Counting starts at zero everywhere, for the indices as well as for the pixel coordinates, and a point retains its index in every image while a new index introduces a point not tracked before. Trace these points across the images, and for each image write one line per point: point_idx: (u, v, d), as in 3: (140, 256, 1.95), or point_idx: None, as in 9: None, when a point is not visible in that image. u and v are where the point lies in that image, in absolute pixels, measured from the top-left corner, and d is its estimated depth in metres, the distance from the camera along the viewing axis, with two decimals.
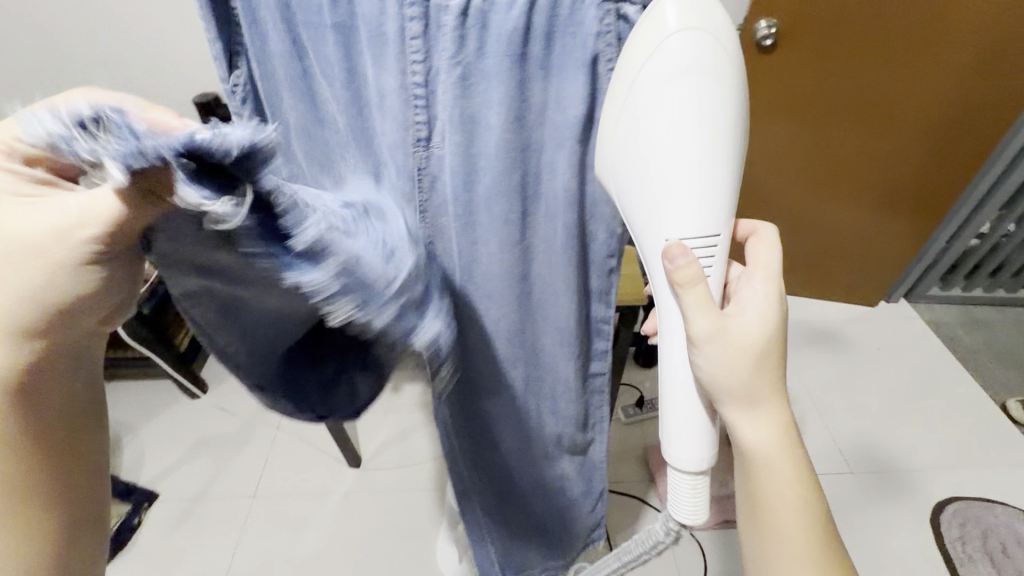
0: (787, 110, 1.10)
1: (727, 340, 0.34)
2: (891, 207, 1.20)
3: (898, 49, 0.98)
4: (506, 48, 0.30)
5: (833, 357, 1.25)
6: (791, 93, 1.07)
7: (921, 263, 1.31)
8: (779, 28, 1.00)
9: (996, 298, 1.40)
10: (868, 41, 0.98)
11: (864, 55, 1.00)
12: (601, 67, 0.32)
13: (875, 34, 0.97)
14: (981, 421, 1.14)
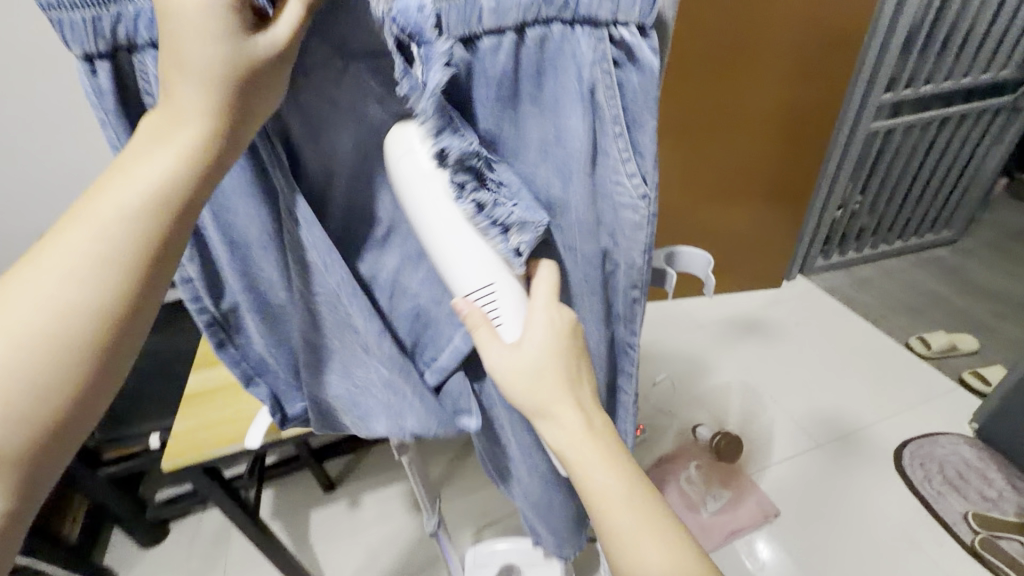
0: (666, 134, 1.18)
1: None
2: (767, 199, 1.34)
3: (739, 65, 1.11)
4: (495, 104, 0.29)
5: (764, 342, 1.34)
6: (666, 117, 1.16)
7: (805, 239, 1.47)
8: None
9: (868, 256, 1.61)
10: (715, 62, 1.09)
11: (715, 75, 1.11)
12: (600, 95, 0.30)
13: (719, 56, 1.09)
14: (898, 365, 1.27)
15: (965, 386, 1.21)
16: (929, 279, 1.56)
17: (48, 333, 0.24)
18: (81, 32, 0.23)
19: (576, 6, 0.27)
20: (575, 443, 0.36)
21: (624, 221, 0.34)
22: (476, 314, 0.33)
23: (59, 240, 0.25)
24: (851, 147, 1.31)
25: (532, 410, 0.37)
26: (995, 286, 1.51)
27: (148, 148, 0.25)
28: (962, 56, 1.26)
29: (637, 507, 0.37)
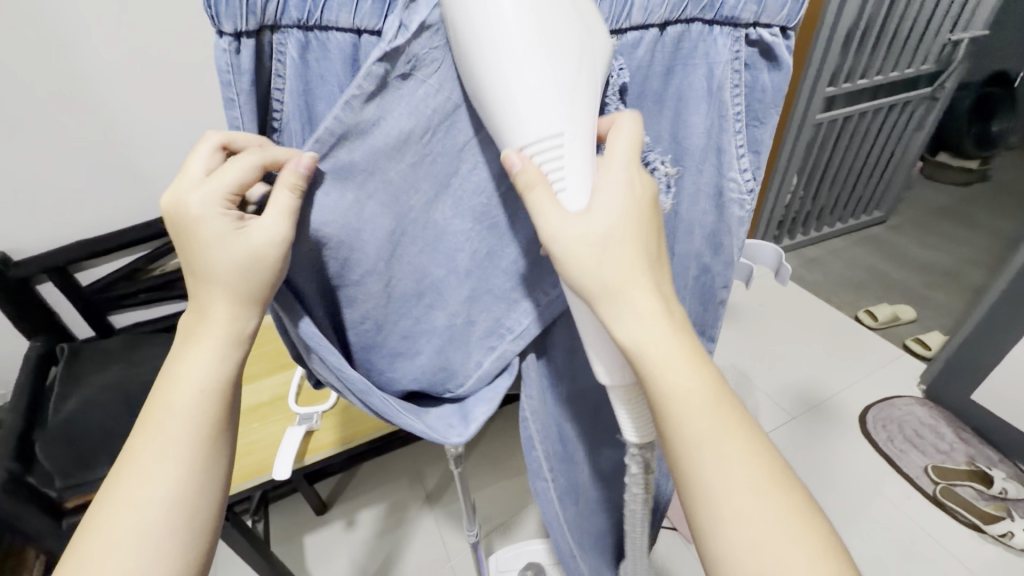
0: None
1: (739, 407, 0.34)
2: None
3: None
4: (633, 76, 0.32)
5: (733, 325, 1.41)
6: None
7: (762, 225, 1.57)
8: None
9: (814, 237, 1.74)
10: None
11: None
12: (727, 93, 0.33)
13: None
14: (850, 337, 1.38)
15: (910, 351, 1.34)
16: (867, 256, 1.70)
17: (190, 393, 0.33)
18: (235, 9, 0.25)
19: (723, 8, 0.30)
20: (657, 340, 0.31)
21: (729, 219, 0.37)
22: (533, 169, 0.28)
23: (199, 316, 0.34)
24: (801, 136, 1.39)
25: (597, 290, 0.30)
26: (922, 258, 1.68)
27: (193, 347, 0.33)
28: (891, 51, 1.38)
29: (723, 424, 0.31)
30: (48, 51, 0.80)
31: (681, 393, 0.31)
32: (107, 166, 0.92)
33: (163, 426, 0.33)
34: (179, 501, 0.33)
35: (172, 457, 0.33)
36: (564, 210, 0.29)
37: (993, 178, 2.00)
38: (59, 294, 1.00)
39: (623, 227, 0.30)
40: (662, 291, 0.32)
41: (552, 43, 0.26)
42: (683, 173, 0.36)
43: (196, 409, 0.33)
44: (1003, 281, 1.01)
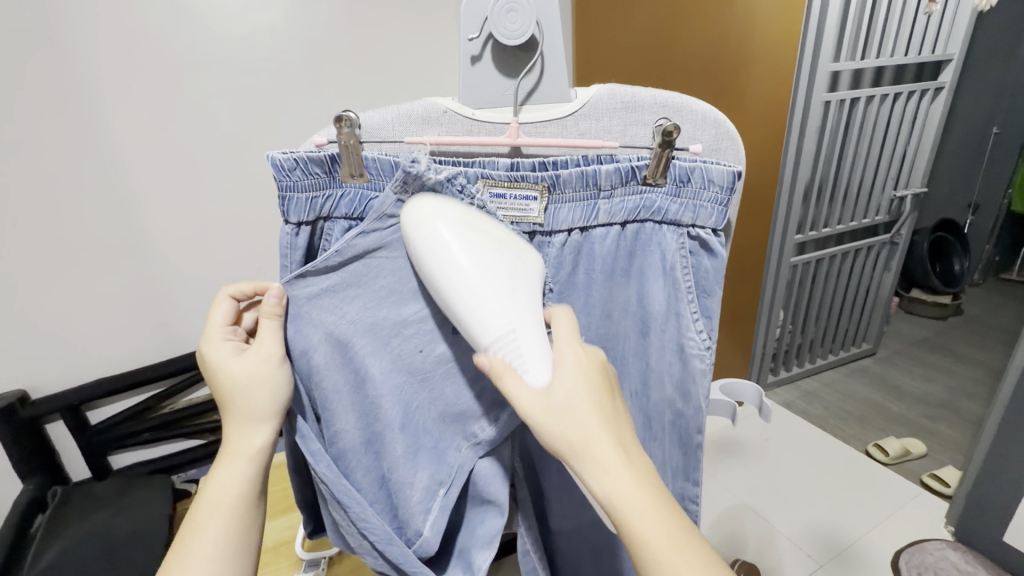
0: None
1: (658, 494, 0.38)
2: (722, 325, 1.48)
3: None
4: (604, 267, 0.46)
5: (742, 462, 1.38)
6: None
7: (757, 359, 1.62)
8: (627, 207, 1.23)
9: (809, 369, 1.78)
10: None
11: None
12: (678, 271, 0.45)
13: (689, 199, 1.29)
14: (866, 472, 1.34)
15: (929, 488, 1.30)
16: (864, 387, 1.73)
17: (222, 503, 0.43)
18: (301, 207, 0.42)
19: (667, 215, 0.44)
20: (620, 481, 0.36)
21: (693, 370, 0.47)
22: (499, 363, 0.37)
23: (234, 439, 0.44)
24: (780, 277, 1.51)
25: (565, 443, 0.36)
26: (918, 390, 1.70)
27: (225, 470, 0.43)
28: (844, 205, 1.57)
29: (639, 482, 0.36)
30: (115, 212, 0.91)
31: (617, 478, 0.36)
32: (140, 309, 0.98)
33: (201, 541, 0.41)
34: None
35: (209, 562, 0.41)
36: (532, 385, 0.37)
37: (968, 312, 2.12)
38: (65, 434, 1.00)
39: (582, 400, 0.37)
40: (611, 422, 0.37)
41: (502, 274, 0.39)
42: (651, 333, 0.47)
43: (224, 521, 0.42)
44: (1000, 412, 1.03)
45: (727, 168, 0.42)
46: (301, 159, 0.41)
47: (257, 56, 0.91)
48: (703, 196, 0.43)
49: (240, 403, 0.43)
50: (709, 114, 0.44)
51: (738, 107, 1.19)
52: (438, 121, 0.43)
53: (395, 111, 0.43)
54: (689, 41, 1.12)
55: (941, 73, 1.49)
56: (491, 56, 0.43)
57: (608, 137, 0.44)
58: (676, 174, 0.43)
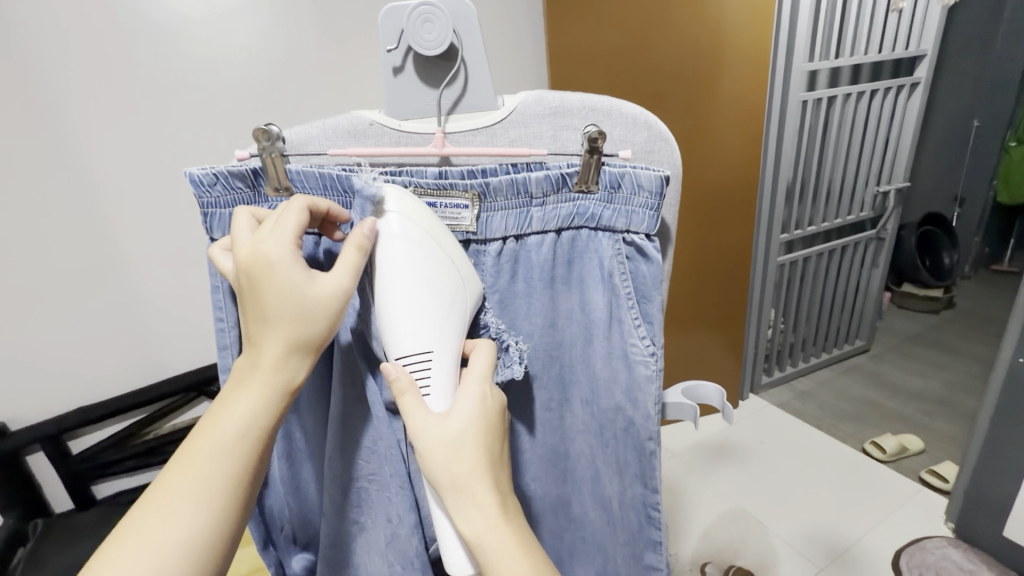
0: None
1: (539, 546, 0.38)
2: (713, 328, 1.48)
3: (695, 209, 1.31)
4: (544, 276, 0.46)
5: (738, 465, 1.36)
6: None
7: (748, 360, 1.61)
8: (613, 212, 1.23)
9: (803, 369, 1.77)
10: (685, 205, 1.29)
11: (683, 219, 1.31)
12: (616, 278, 0.45)
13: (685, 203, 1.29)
14: (863, 471, 1.33)
15: (927, 485, 1.28)
16: (858, 385, 1.72)
17: (238, 428, 0.38)
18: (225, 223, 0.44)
19: (601, 221, 0.44)
20: (486, 529, 0.37)
21: (638, 375, 0.46)
22: (405, 378, 0.38)
23: (260, 358, 0.38)
24: (767, 277, 1.52)
25: (445, 483, 0.36)
26: (913, 386, 1.69)
27: (239, 394, 0.38)
28: (828, 204, 1.58)
29: (512, 533, 0.37)
30: (90, 238, 0.90)
31: (483, 536, 0.37)
32: (118, 335, 0.97)
33: (206, 462, 0.37)
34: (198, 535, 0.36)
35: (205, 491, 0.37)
36: (429, 409, 0.38)
37: (959, 304, 2.12)
38: (47, 465, 0.99)
39: (473, 433, 0.37)
40: (495, 479, 0.38)
41: (434, 290, 0.40)
42: (596, 340, 0.47)
43: (231, 448, 0.38)
44: (992, 406, 1.02)
45: (656, 174, 0.42)
46: (221, 175, 0.42)
47: (229, 78, 0.91)
48: (634, 201, 0.43)
49: (270, 311, 0.38)
50: (640, 117, 0.44)
51: (716, 111, 1.20)
52: (366, 134, 0.44)
53: (321, 125, 0.44)
54: (665, 49, 1.13)
55: (917, 69, 1.51)
56: (414, 67, 0.43)
57: (539, 143, 0.44)
58: (608, 180, 0.43)
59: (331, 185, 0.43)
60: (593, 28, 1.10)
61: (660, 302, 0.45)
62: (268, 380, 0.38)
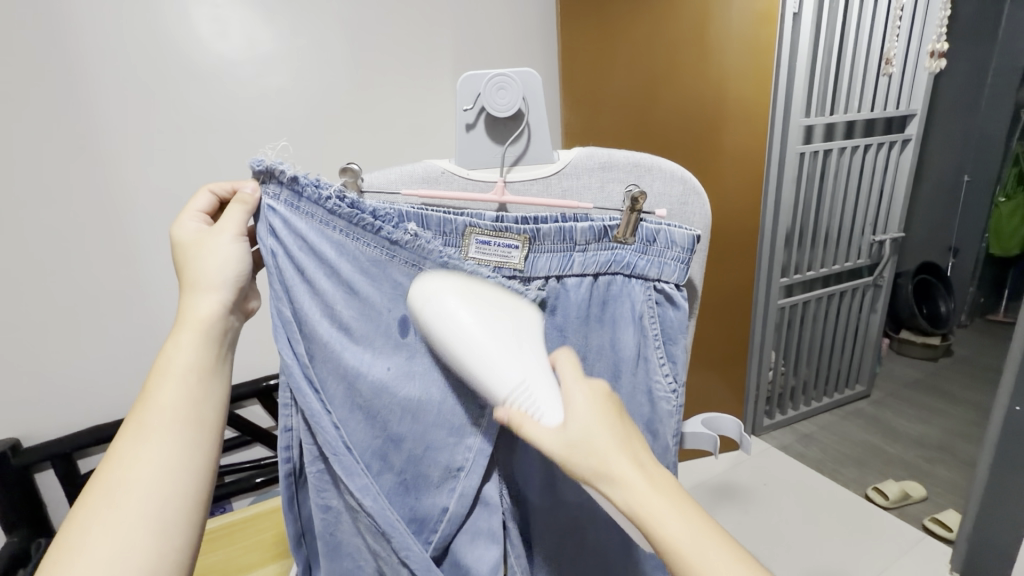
0: None
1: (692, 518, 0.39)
2: (718, 368, 1.50)
3: None
4: (579, 312, 0.49)
5: (742, 507, 1.36)
6: None
7: (751, 401, 1.63)
8: None
9: (804, 412, 1.78)
10: None
11: None
12: (646, 320, 0.49)
13: None
14: (867, 517, 1.33)
15: (931, 532, 1.28)
16: (860, 430, 1.73)
17: (179, 367, 0.44)
18: (294, 242, 0.46)
19: (636, 269, 0.48)
20: (643, 497, 0.38)
21: (660, 411, 0.50)
22: (518, 413, 0.40)
23: (191, 308, 0.45)
24: (768, 320, 1.56)
25: (588, 472, 0.39)
26: (915, 432, 1.70)
27: (179, 342, 0.44)
28: (826, 251, 1.63)
29: (670, 499, 0.39)
30: (122, 262, 0.94)
31: (649, 507, 0.38)
32: (140, 356, 1.00)
33: (165, 395, 0.42)
34: (163, 468, 0.40)
35: (163, 424, 0.41)
36: (549, 427, 0.40)
37: (957, 352, 2.15)
38: (53, 483, 0.99)
39: (596, 424, 0.40)
40: (634, 456, 0.40)
41: (497, 330, 0.43)
42: (623, 376, 0.50)
43: (179, 382, 0.43)
44: (991, 452, 1.04)
45: (687, 232, 0.47)
46: (287, 201, 0.46)
47: (269, 117, 0.98)
48: (667, 253, 0.48)
49: (192, 270, 0.46)
50: (677, 172, 0.49)
51: (719, 158, 1.27)
52: (438, 180, 0.49)
53: (399, 171, 0.49)
54: (673, 100, 1.21)
55: (908, 126, 1.59)
56: (484, 125, 0.48)
57: (585, 198, 0.49)
58: (644, 234, 0.48)
59: (396, 219, 0.47)
60: (607, 80, 1.18)
61: (683, 345, 0.50)
62: (206, 322, 0.45)
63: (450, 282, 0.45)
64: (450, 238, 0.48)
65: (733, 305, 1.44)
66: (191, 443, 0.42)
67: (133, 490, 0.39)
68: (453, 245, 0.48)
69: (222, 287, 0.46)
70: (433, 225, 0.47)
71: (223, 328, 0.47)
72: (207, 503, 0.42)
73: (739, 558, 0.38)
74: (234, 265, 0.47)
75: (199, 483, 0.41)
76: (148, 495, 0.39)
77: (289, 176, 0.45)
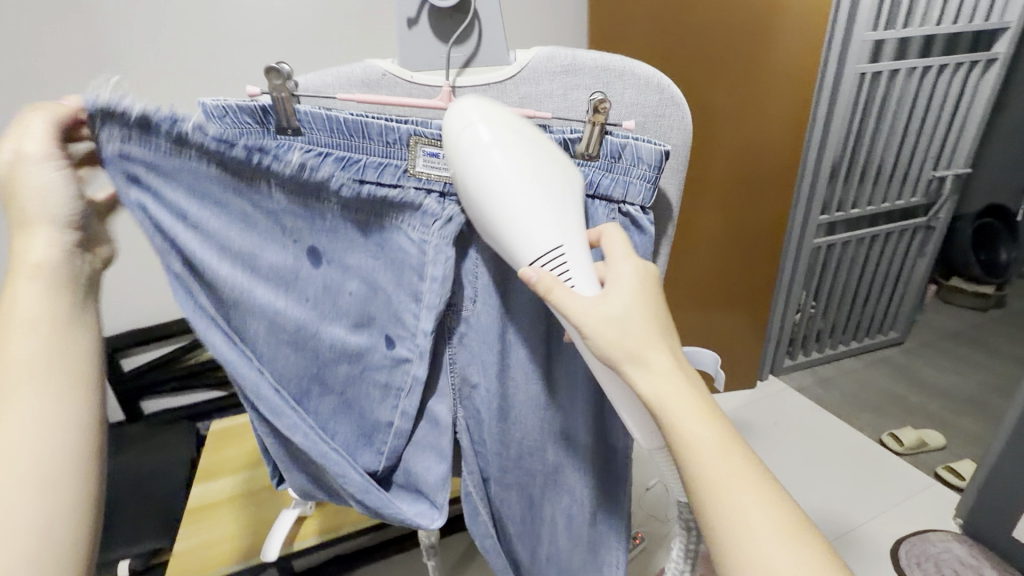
0: None
1: (722, 444, 0.40)
2: (742, 308, 1.46)
3: (732, 185, 1.27)
4: None
5: (747, 443, 1.37)
6: None
7: (772, 341, 1.59)
8: None
9: (828, 356, 1.73)
10: (727, 178, 1.26)
11: (718, 195, 1.28)
12: None
13: (725, 175, 1.25)
14: (876, 461, 1.32)
15: (942, 480, 1.26)
16: (885, 377, 1.68)
17: (11, 319, 0.37)
18: (179, 175, 0.42)
19: (599, 189, 0.45)
20: (675, 397, 0.40)
21: None
22: (548, 278, 0.40)
23: (23, 242, 0.37)
24: (799, 259, 1.48)
25: (624, 358, 0.40)
26: (944, 382, 1.64)
27: (14, 290, 0.37)
28: (877, 186, 1.49)
29: (709, 420, 0.40)
30: None
31: (685, 418, 0.40)
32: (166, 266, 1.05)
33: (19, 350, 0.36)
34: (38, 431, 0.36)
35: (29, 385, 0.36)
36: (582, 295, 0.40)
37: (1010, 304, 2.00)
38: None
39: (638, 310, 0.41)
40: (674, 354, 0.41)
41: (542, 180, 0.40)
42: None
43: (33, 336, 0.37)
44: (1018, 407, 0.98)
45: (656, 147, 0.43)
46: (133, 136, 0.39)
47: (274, 27, 0.94)
48: (632, 171, 0.44)
49: (21, 194, 0.37)
50: (653, 78, 0.45)
51: (766, 79, 1.15)
52: (379, 84, 0.45)
53: (336, 73, 0.45)
54: (718, 8, 1.08)
55: (996, 44, 1.38)
56: (428, 20, 0.45)
57: (544, 105, 0.45)
58: (609, 150, 0.44)
59: (332, 129, 0.42)
60: None
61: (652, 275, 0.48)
62: (40, 265, 0.37)
63: (491, 114, 0.40)
64: (393, 149, 0.43)
65: (765, 244, 1.38)
66: (63, 400, 0.37)
67: (8, 459, 0.35)
68: (397, 158, 0.43)
69: (56, 216, 0.38)
70: (374, 134, 0.42)
71: (72, 268, 0.39)
72: (96, 473, 0.39)
73: (762, 486, 0.40)
74: (66, 195, 0.38)
75: (80, 445, 0.38)
76: (23, 465, 0.35)
77: (133, 112, 0.38)
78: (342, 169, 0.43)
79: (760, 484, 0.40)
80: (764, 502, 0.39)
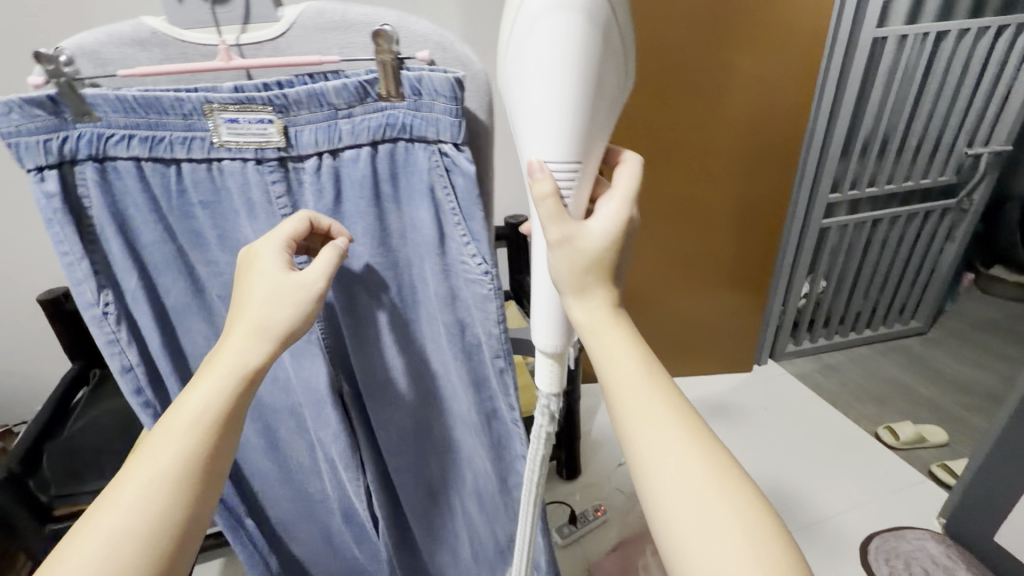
0: (645, 216, 1.26)
1: (683, 440, 0.40)
2: (740, 287, 1.40)
3: (733, 155, 1.20)
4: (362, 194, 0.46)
5: (730, 424, 1.34)
6: (657, 201, 1.24)
7: (770, 325, 1.51)
8: (642, 143, 1.16)
9: (837, 343, 1.64)
10: (726, 147, 1.19)
11: (716, 165, 1.21)
12: (440, 192, 0.46)
13: (725, 143, 1.19)
14: (865, 453, 1.26)
15: (935, 479, 1.19)
16: (897, 367, 1.58)
17: (228, 363, 0.44)
18: (32, 153, 0.40)
19: (414, 131, 0.43)
20: (633, 387, 0.41)
21: (478, 292, 0.50)
22: (550, 183, 0.40)
23: (245, 304, 0.45)
24: (805, 238, 1.39)
25: (582, 321, 0.43)
26: (962, 376, 1.53)
27: (229, 350, 0.44)
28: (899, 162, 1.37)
29: (673, 413, 0.40)
30: None
31: (645, 409, 0.40)
32: None
33: (196, 399, 0.43)
34: (171, 478, 0.41)
35: (189, 430, 0.42)
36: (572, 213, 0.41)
37: None
38: None
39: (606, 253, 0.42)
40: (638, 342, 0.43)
41: (595, 85, 0.37)
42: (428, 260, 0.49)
43: (215, 395, 0.43)
44: (1009, 409, 0.91)
45: (447, 76, 0.40)
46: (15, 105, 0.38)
47: None
48: (436, 107, 0.42)
49: (247, 272, 0.45)
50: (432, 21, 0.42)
51: (768, 43, 1.08)
52: (149, 43, 0.41)
53: (104, 32, 0.41)
54: None
55: None
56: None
57: (329, 52, 0.42)
58: (411, 86, 0.41)
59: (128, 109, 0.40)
60: None
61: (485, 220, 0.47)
62: (242, 345, 0.44)
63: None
64: (192, 120, 0.41)
65: (768, 222, 1.31)
66: (207, 452, 0.42)
67: (141, 495, 0.39)
68: (199, 128, 0.42)
69: (269, 305, 0.44)
70: (166, 108, 0.41)
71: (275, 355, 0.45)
72: (195, 529, 0.42)
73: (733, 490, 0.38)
74: (276, 312, 0.44)
75: (189, 496, 0.41)
76: (151, 503, 0.40)
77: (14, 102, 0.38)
78: (149, 151, 0.42)
79: (734, 490, 0.38)
80: (734, 508, 0.37)
